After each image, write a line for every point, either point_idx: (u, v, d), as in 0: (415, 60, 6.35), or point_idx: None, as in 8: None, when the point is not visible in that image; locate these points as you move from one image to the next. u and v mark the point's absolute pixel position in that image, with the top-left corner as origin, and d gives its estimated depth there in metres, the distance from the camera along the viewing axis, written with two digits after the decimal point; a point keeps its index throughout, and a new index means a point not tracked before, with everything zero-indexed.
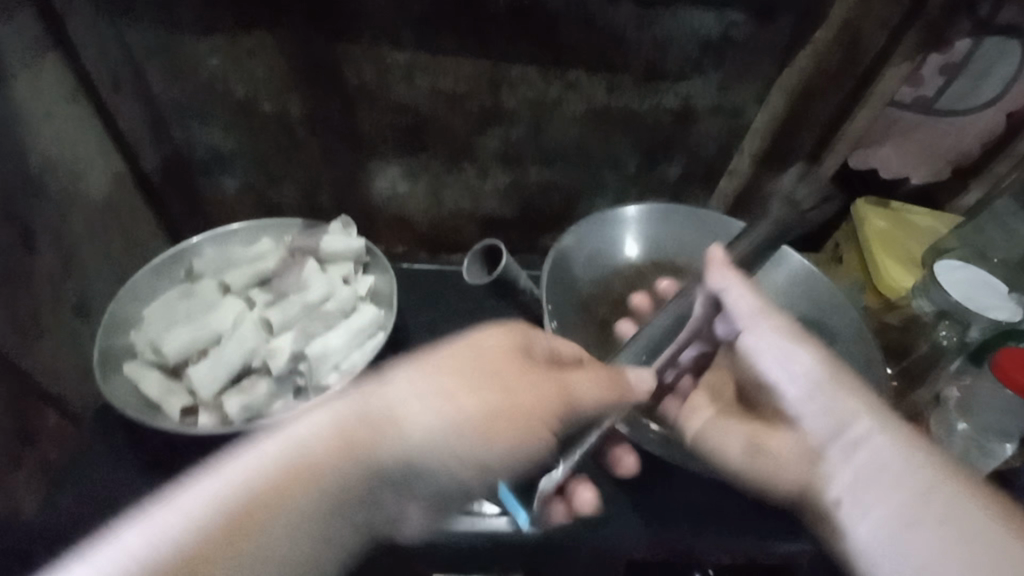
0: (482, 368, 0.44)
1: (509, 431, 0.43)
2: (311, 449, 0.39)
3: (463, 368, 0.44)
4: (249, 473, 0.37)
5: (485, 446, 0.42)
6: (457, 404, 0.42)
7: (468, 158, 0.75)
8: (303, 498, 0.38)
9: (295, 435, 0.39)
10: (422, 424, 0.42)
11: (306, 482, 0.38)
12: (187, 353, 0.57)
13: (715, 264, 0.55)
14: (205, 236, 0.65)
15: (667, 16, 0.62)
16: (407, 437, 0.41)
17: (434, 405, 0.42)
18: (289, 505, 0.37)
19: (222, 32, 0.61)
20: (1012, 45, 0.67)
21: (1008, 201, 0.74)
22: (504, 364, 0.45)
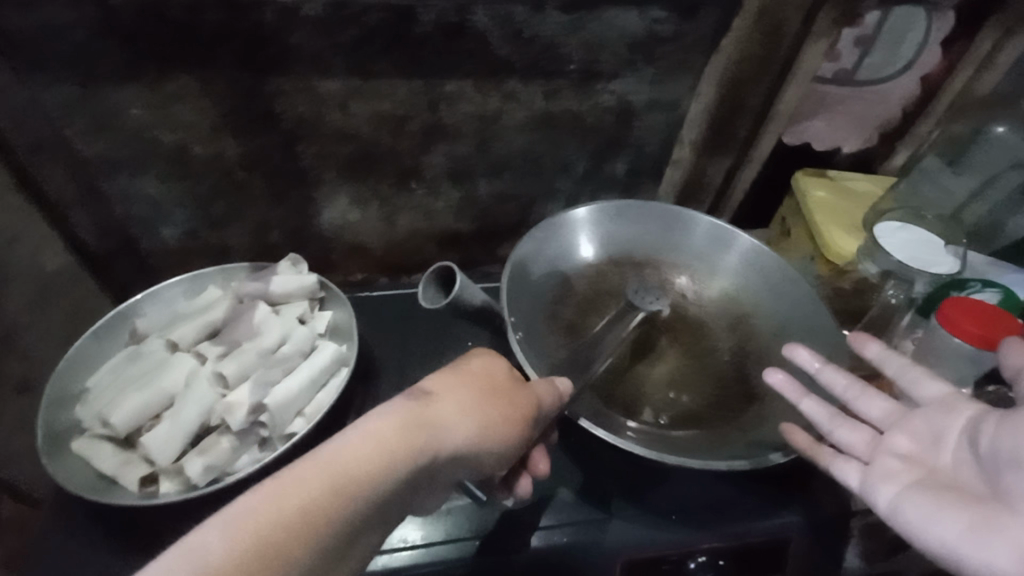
0: (488, 392, 0.45)
1: (499, 432, 0.44)
2: (387, 429, 0.39)
3: (475, 375, 0.46)
4: (336, 453, 0.36)
5: (490, 444, 0.44)
6: (478, 405, 0.44)
7: (416, 179, 0.74)
8: (374, 481, 0.36)
9: (367, 419, 0.39)
10: (459, 415, 0.43)
11: (376, 464, 0.37)
12: (139, 422, 0.53)
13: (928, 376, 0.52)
14: (147, 294, 0.63)
15: (593, 19, 0.63)
16: (449, 427, 0.42)
17: (460, 415, 0.43)
18: (363, 487, 0.36)
19: (143, 82, 0.58)
20: (918, 13, 0.71)
21: (935, 159, 0.77)
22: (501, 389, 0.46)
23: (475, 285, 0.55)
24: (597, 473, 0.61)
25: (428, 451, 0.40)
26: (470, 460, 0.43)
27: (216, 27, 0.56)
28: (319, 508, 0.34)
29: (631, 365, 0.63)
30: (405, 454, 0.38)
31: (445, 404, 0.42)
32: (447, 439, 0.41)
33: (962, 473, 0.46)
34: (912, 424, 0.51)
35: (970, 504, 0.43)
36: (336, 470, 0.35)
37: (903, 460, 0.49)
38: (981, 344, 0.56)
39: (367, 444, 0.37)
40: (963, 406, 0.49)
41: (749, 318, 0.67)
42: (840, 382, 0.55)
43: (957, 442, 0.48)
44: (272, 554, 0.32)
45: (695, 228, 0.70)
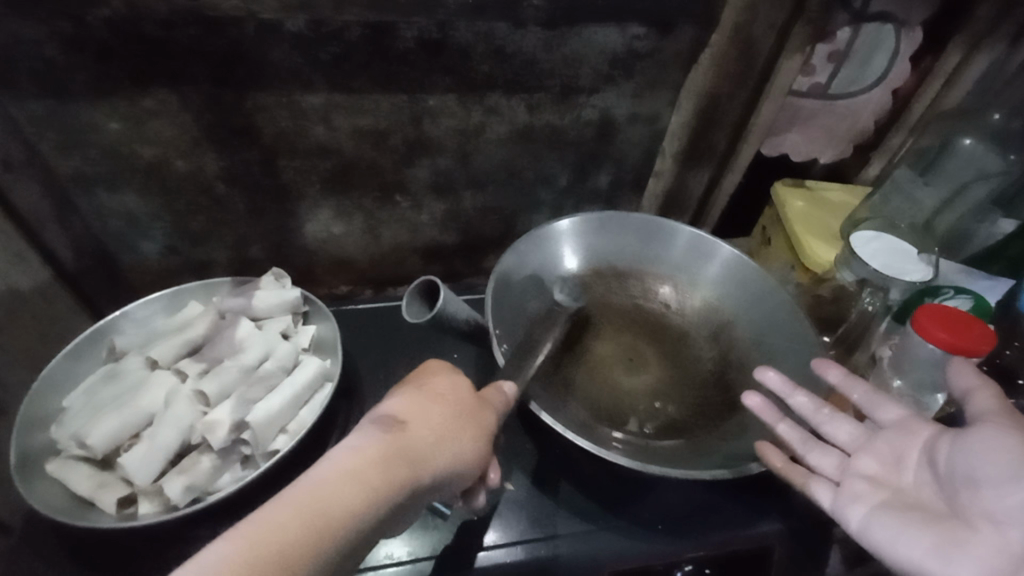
0: (460, 416, 0.46)
1: (471, 448, 0.45)
2: (353, 455, 0.40)
3: (443, 399, 0.46)
4: (309, 486, 0.37)
5: (464, 464, 0.44)
6: (451, 424, 0.45)
7: (400, 193, 0.74)
8: (348, 519, 0.37)
9: (342, 462, 0.39)
10: (430, 440, 0.43)
11: (353, 502, 0.38)
12: (117, 442, 0.52)
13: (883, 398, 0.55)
14: (124, 310, 0.62)
15: (573, 35, 0.64)
16: (424, 454, 0.42)
17: (435, 440, 0.43)
18: (338, 528, 0.36)
19: (120, 97, 0.58)
20: (888, 30, 0.73)
21: (906, 171, 0.80)
22: (471, 415, 0.46)
23: (459, 298, 0.55)
24: (579, 483, 0.61)
25: (404, 486, 0.40)
26: (445, 484, 0.44)
27: (197, 42, 0.56)
28: (299, 543, 0.35)
29: (614, 375, 0.63)
30: (379, 493, 0.39)
31: (421, 430, 0.43)
32: (422, 469, 0.42)
33: (924, 491, 0.48)
34: (875, 445, 0.52)
35: (933, 522, 0.46)
36: (316, 513, 0.36)
37: (870, 482, 0.50)
38: (955, 349, 0.57)
39: (342, 476, 0.38)
40: (922, 428, 0.51)
41: (730, 328, 0.67)
42: (810, 407, 0.56)
43: (918, 461, 0.50)
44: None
45: (674, 240, 0.71)
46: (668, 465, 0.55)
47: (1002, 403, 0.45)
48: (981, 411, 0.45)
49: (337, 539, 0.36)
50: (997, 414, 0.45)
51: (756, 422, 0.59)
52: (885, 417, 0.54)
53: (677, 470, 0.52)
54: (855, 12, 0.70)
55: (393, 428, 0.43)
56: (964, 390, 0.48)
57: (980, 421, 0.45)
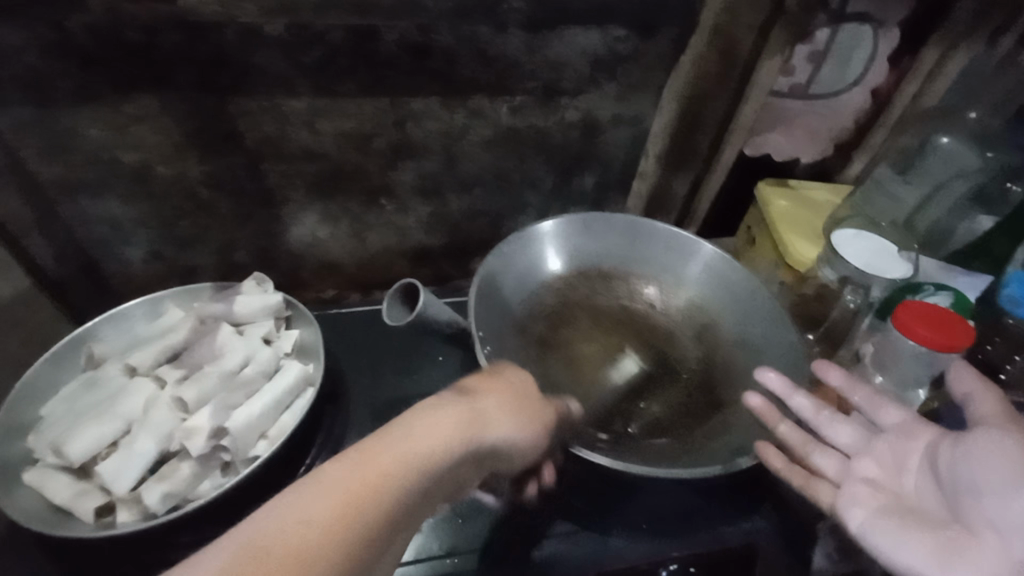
0: (525, 407, 0.47)
1: (533, 432, 0.46)
2: (444, 406, 0.42)
3: (512, 384, 0.47)
4: (406, 423, 0.39)
5: (524, 447, 0.46)
6: (520, 406, 0.46)
7: (386, 197, 0.74)
8: (439, 461, 0.38)
9: (428, 411, 0.40)
10: (501, 414, 0.44)
11: (442, 446, 0.39)
12: (94, 451, 0.51)
13: (882, 400, 0.56)
14: (104, 317, 0.61)
15: (556, 38, 0.64)
16: (494, 426, 0.43)
17: (506, 421, 0.44)
18: (427, 470, 0.37)
19: (101, 102, 0.57)
20: (866, 31, 0.74)
21: (885, 169, 0.81)
22: (532, 404, 0.47)
23: (440, 300, 0.55)
24: (565, 486, 0.60)
25: (476, 445, 0.41)
26: (505, 459, 0.45)
27: (178, 47, 0.56)
28: (392, 471, 0.36)
29: (597, 376, 0.64)
30: (457, 444, 0.40)
31: (498, 408, 0.44)
32: (495, 432, 0.43)
33: (924, 497, 0.50)
34: (877, 449, 0.54)
35: (933, 529, 0.47)
36: (409, 455, 0.37)
37: (870, 486, 0.52)
38: (936, 345, 0.58)
39: (438, 422, 0.40)
40: (923, 433, 0.53)
41: (713, 327, 0.68)
42: (809, 409, 0.57)
43: (918, 467, 0.51)
44: (352, 524, 0.33)
45: (656, 239, 0.71)
46: (654, 465, 0.55)
47: (1001, 409, 0.48)
48: (984, 416, 0.48)
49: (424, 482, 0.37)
50: (999, 421, 0.48)
51: (741, 422, 0.59)
52: (886, 420, 0.55)
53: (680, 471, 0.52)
54: (833, 13, 0.71)
55: (479, 400, 0.44)
56: (966, 395, 0.50)
57: (985, 427, 0.47)
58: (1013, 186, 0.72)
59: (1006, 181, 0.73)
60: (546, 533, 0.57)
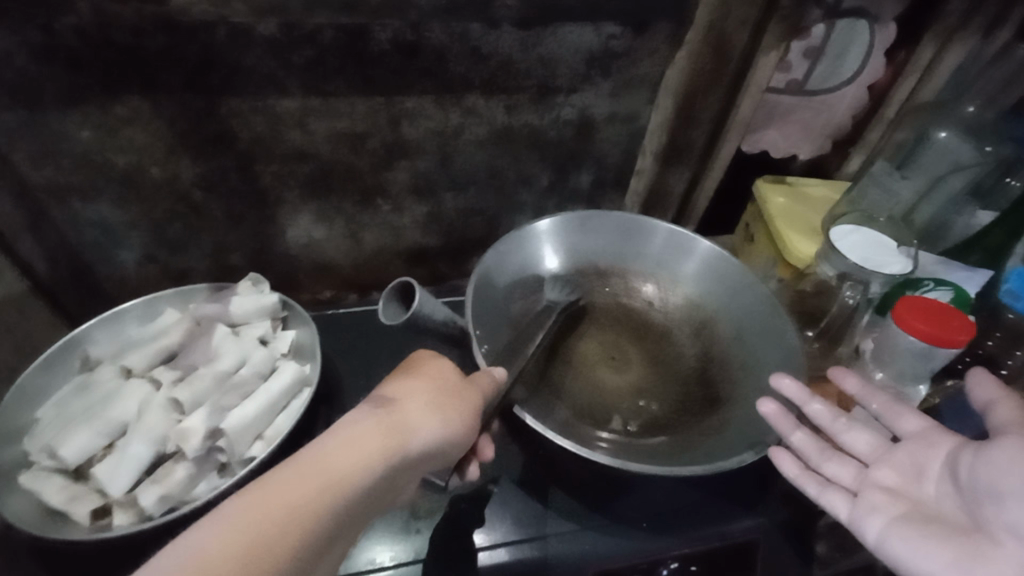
0: (447, 402, 0.45)
1: (458, 423, 0.45)
2: (349, 425, 0.40)
3: (433, 378, 0.46)
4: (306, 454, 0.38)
5: (451, 443, 0.44)
6: (439, 404, 0.44)
7: (381, 196, 0.74)
8: (352, 481, 0.38)
9: (342, 432, 0.40)
10: (422, 416, 0.43)
11: (353, 465, 0.38)
12: (89, 453, 0.51)
13: (903, 407, 0.55)
14: (98, 320, 0.61)
15: (548, 35, 0.64)
16: (419, 430, 0.42)
17: (424, 421, 0.43)
18: (340, 491, 0.37)
19: (92, 105, 0.57)
20: (861, 26, 0.73)
21: (883, 165, 0.79)
22: (455, 399, 0.45)
23: (436, 299, 0.54)
24: (565, 485, 0.60)
25: (400, 456, 0.40)
26: (439, 458, 0.44)
27: (168, 47, 0.55)
28: (295, 506, 0.35)
29: (594, 374, 0.63)
30: (376, 460, 0.39)
31: (413, 412, 0.43)
32: (416, 436, 0.42)
33: (944, 505, 0.48)
34: (895, 456, 0.53)
35: (956, 537, 0.45)
36: (319, 480, 0.37)
37: (888, 493, 0.50)
38: (934, 340, 0.58)
39: (340, 446, 0.39)
40: (943, 440, 0.51)
41: (712, 323, 0.68)
42: (825, 416, 0.56)
43: (938, 474, 0.50)
44: (253, 566, 0.33)
45: (653, 236, 0.71)
46: (653, 463, 0.54)
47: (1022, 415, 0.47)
48: (1006, 422, 0.47)
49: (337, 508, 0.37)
50: (1019, 425, 0.46)
51: (741, 418, 0.59)
52: (906, 427, 0.54)
53: (683, 469, 0.51)
54: (827, 9, 0.71)
55: (393, 410, 0.42)
56: (987, 402, 0.49)
57: (1006, 432, 0.45)
58: (1012, 180, 0.73)
59: (1004, 175, 0.73)
60: (513, 509, 0.58)
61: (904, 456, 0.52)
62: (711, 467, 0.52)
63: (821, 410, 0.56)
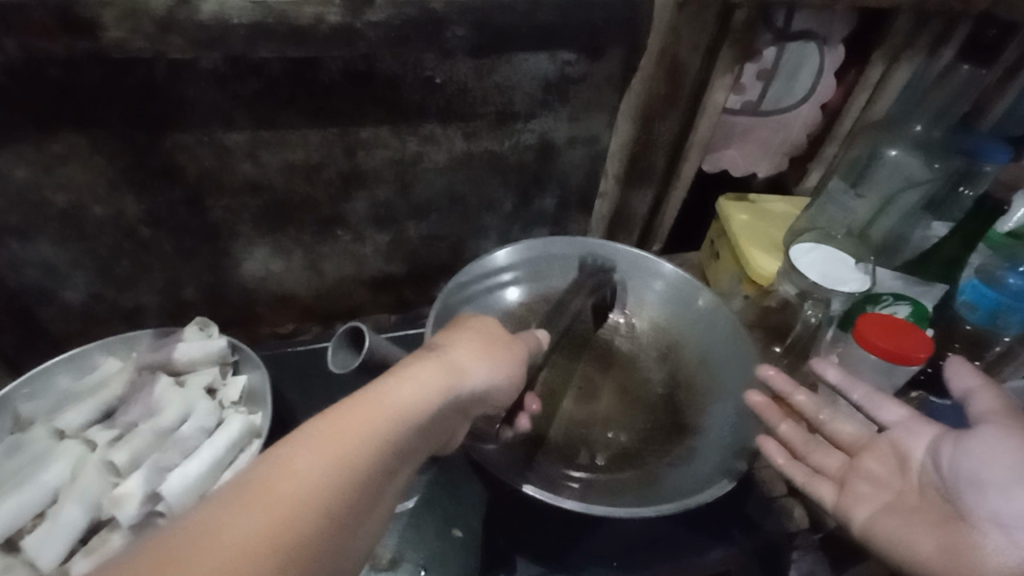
0: (498, 350, 0.47)
1: (510, 369, 0.47)
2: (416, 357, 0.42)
3: (479, 328, 0.48)
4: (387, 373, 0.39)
5: (503, 390, 0.47)
6: (494, 350, 0.47)
7: (341, 226, 0.72)
8: (426, 403, 0.39)
9: (406, 365, 0.41)
10: (473, 356, 0.44)
11: (427, 389, 0.39)
12: (17, 524, 0.48)
13: (886, 397, 0.54)
14: (21, 378, 0.55)
15: (503, 63, 0.64)
16: (471, 365, 0.43)
17: (483, 363, 0.45)
18: (416, 412, 0.38)
19: (24, 143, 0.54)
20: (811, 47, 0.75)
21: (839, 181, 0.81)
22: (506, 351, 0.48)
23: (389, 339, 0.52)
24: (530, 523, 0.58)
25: (463, 387, 0.42)
26: (489, 400, 0.46)
27: (103, 81, 0.53)
28: (383, 417, 0.36)
29: (562, 409, 0.62)
30: (443, 389, 0.40)
31: (474, 353, 0.45)
32: (477, 374, 0.43)
33: (927, 495, 0.48)
34: (879, 447, 0.52)
35: (937, 526, 0.45)
36: (398, 399, 0.37)
37: (872, 483, 0.50)
38: (893, 358, 0.59)
39: (415, 372, 0.40)
40: (924, 429, 0.51)
41: (678, 347, 0.67)
42: (809, 408, 0.55)
43: (921, 465, 0.49)
44: (344, 472, 0.33)
45: (616, 261, 0.70)
46: (621, 501, 0.53)
47: (1003, 403, 0.47)
48: (986, 412, 0.46)
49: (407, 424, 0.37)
50: (1001, 416, 0.46)
51: (708, 446, 0.58)
52: (888, 416, 0.53)
53: (652, 511, 0.49)
54: (777, 31, 0.72)
55: (456, 348, 0.44)
56: (965, 392, 0.49)
57: (989, 423, 0.45)
58: (965, 189, 0.75)
59: (958, 185, 0.75)
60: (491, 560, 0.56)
61: (885, 447, 0.52)
62: (675, 508, 0.50)
63: (804, 402, 0.56)
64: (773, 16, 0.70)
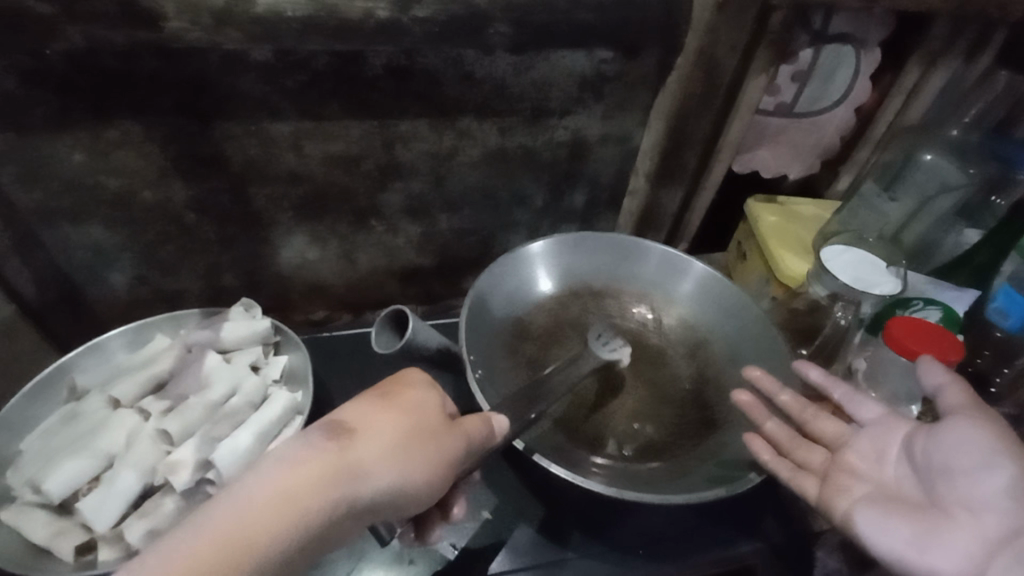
0: (415, 442, 0.42)
1: (425, 467, 0.42)
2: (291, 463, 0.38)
3: (398, 415, 0.43)
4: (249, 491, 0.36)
5: (415, 494, 0.42)
6: (409, 444, 0.42)
7: (375, 217, 0.74)
8: (288, 527, 0.36)
9: (282, 472, 0.38)
10: (379, 455, 0.40)
11: (291, 510, 0.36)
12: (75, 487, 0.51)
13: (862, 396, 0.56)
14: (82, 347, 0.59)
15: (541, 60, 0.65)
16: (375, 474, 0.40)
17: (383, 466, 0.40)
18: (277, 534, 0.36)
19: (84, 129, 0.57)
20: (848, 49, 0.75)
21: (872, 185, 0.80)
22: (425, 442, 0.43)
23: (429, 326, 0.55)
24: (560, 512, 0.59)
25: (349, 496, 0.39)
26: (399, 501, 0.42)
27: (160, 72, 0.55)
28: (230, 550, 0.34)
29: (592, 400, 0.63)
30: (317, 506, 0.37)
31: (376, 450, 0.41)
32: (372, 480, 0.40)
33: (903, 484, 0.49)
34: (858, 442, 0.53)
35: (914, 513, 0.46)
36: (256, 522, 0.35)
37: (852, 476, 0.51)
38: (926, 361, 0.58)
39: (278, 490, 0.37)
40: (901, 424, 0.52)
41: (706, 344, 0.67)
42: (795, 407, 0.57)
43: (897, 457, 0.51)
44: None
45: (647, 258, 0.71)
46: (653, 489, 0.54)
47: (971, 399, 0.49)
48: (955, 405, 0.49)
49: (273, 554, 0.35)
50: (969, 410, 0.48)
51: (738, 442, 0.58)
52: (865, 415, 0.55)
53: (683, 497, 0.51)
54: (814, 33, 0.72)
55: (354, 446, 0.40)
56: (935, 388, 0.51)
57: (958, 415, 0.48)
58: (996, 199, 0.74)
59: (989, 194, 0.74)
60: (510, 544, 0.57)
61: (860, 442, 0.53)
62: (703, 496, 0.51)
63: (790, 401, 0.57)
64: (811, 18, 0.70)
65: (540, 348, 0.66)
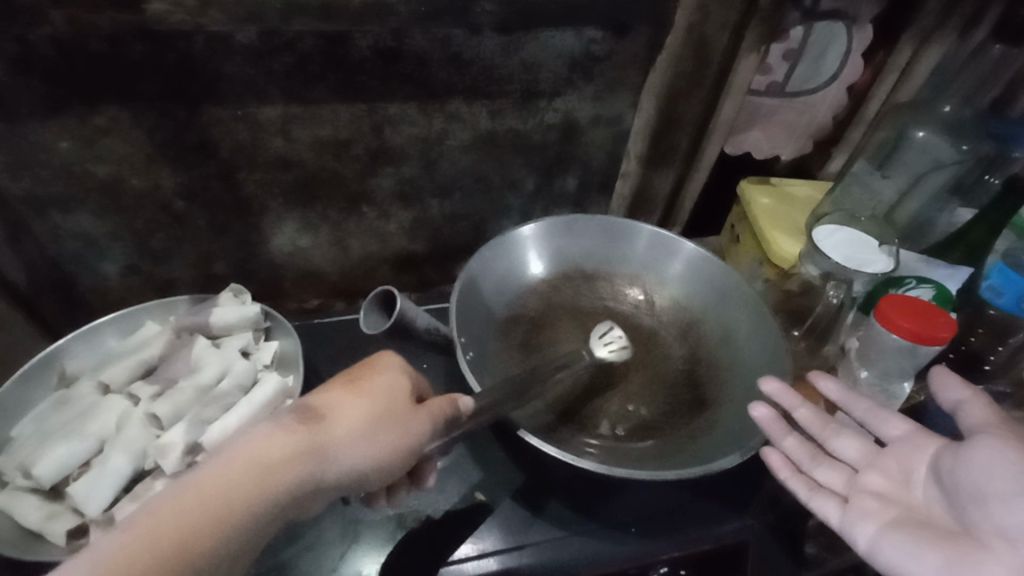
0: (388, 413, 0.44)
1: (396, 438, 0.44)
2: (269, 429, 0.40)
3: (375, 392, 0.45)
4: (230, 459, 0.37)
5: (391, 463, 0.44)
6: (382, 423, 0.43)
7: (366, 203, 0.73)
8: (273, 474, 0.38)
9: (266, 436, 0.39)
10: (356, 423, 0.42)
11: (274, 457, 0.38)
12: (66, 471, 0.51)
13: (887, 411, 0.55)
14: (74, 335, 0.60)
15: (530, 40, 0.64)
16: (343, 450, 0.41)
17: (363, 435, 0.42)
18: (270, 480, 0.38)
19: (70, 116, 0.56)
20: (839, 26, 0.74)
21: (865, 163, 0.80)
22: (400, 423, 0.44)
23: (418, 306, 0.55)
24: (556, 492, 0.60)
25: (327, 453, 0.41)
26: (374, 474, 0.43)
27: (144, 56, 0.55)
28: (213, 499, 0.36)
29: (584, 378, 0.63)
30: (299, 459, 0.39)
31: (353, 421, 0.43)
32: (350, 448, 0.42)
33: (934, 509, 0.48)
34: (883, 461, 0.52)
35: (944, 541, 0.45)
36: (249, 468, 0.37)
37: (879, 498, 0.50)
38: (917, 337, 0.58)
39: (263, 446, 0.39)
40: (927, 442, 0.51)
41: (699, 323, 0.68)
42: (814, 422, 0.56)
43: (926, 477, 0.49)
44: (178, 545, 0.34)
45: (637, 239, 0.71)
46: (643, 467, 0.54)
47: (997, 414, 0.47)
48: (979, 422, 0.47)
49: (242, 522, 0.36)
50: (994, 426, 0.46)
51: (727, 418, 0.59)
52: (893, 431, 0.54)
53: (668, 474, 0.51)
54: (805, 10, 0.71)
55: (327, 419, 0.42)
56: (957, 403, 0.50)
57: (984, 434, 0.46)
58: (991, 178, 0.74)
59: (983, 173, 0.75)
60: (502, 521, 0.58)
61: (886, 463, 0.52)
62: (687, 470, 0.51)
63: (809, 416, 0.56)
64: None
65: (531, 331, 0.66)
